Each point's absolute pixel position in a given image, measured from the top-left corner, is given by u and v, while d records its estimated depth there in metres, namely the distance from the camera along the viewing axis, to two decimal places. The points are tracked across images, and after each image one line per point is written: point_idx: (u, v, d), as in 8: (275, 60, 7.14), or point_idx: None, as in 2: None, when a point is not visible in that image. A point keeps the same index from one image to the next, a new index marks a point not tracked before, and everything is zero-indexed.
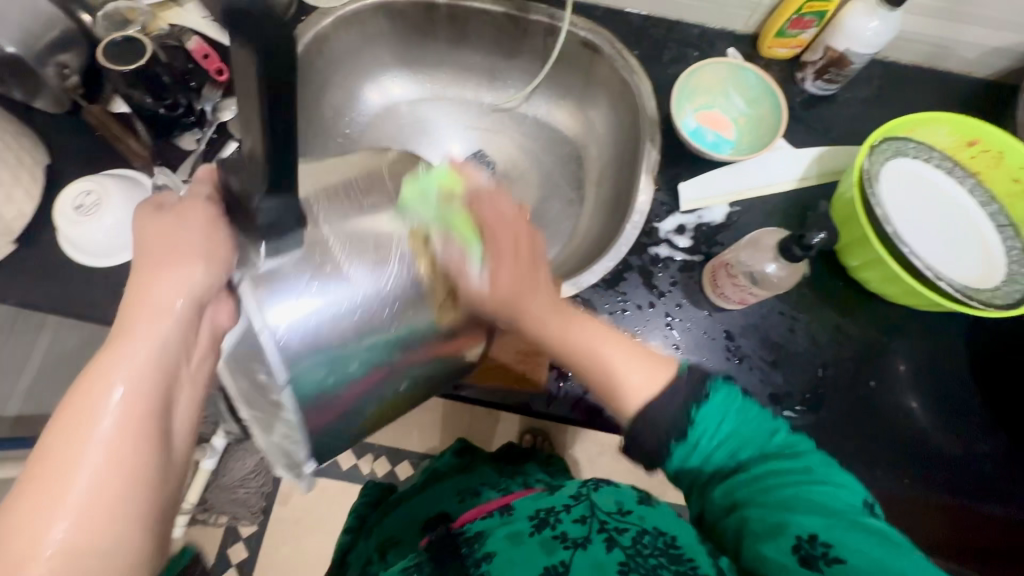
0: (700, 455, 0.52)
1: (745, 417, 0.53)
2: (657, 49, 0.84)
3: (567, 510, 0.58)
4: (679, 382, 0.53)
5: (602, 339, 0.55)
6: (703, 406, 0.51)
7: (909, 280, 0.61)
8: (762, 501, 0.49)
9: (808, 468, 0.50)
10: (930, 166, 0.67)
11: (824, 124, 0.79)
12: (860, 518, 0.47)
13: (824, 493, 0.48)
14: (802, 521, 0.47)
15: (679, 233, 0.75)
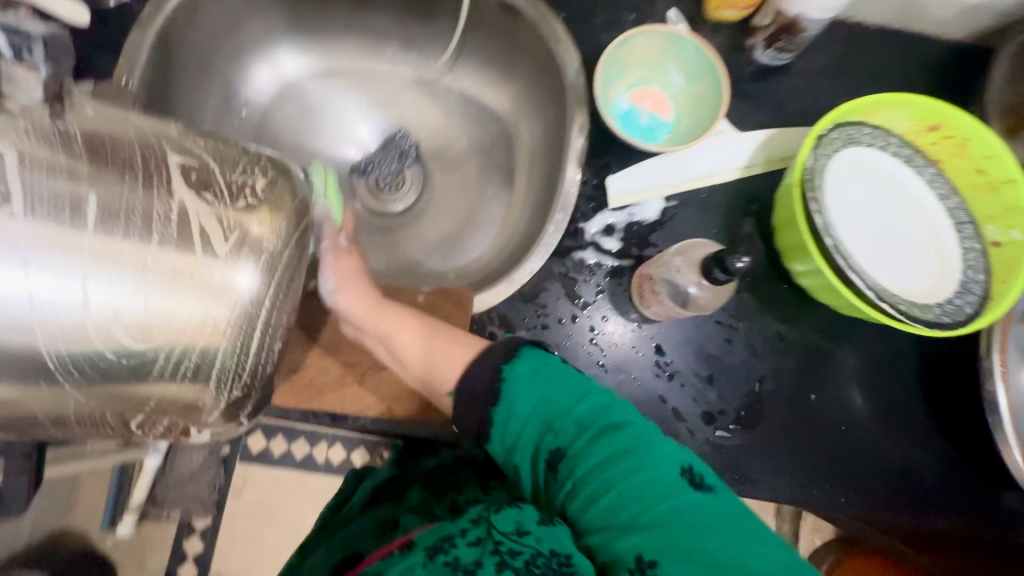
0: (515, 427, 0.52)
1: (543, 380, 0.53)
2: (587, 11, 0.71)
3: (462, 534, 0.48)
4: (474, 372, 0.55)
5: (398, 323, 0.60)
6: (510, 366, 0.54)
7: (849, 297, 0.53)
8: (585, 473, 0.48)
9: (606, 415, 0.51)
10: (886, 155, 0.59)
11: (776, 100, 0.69)
12: (665, 505, 0.45)
13: (640, 466, 0.47)
14: (624, 502, 0.46)
15: (607, 235, 0.66)
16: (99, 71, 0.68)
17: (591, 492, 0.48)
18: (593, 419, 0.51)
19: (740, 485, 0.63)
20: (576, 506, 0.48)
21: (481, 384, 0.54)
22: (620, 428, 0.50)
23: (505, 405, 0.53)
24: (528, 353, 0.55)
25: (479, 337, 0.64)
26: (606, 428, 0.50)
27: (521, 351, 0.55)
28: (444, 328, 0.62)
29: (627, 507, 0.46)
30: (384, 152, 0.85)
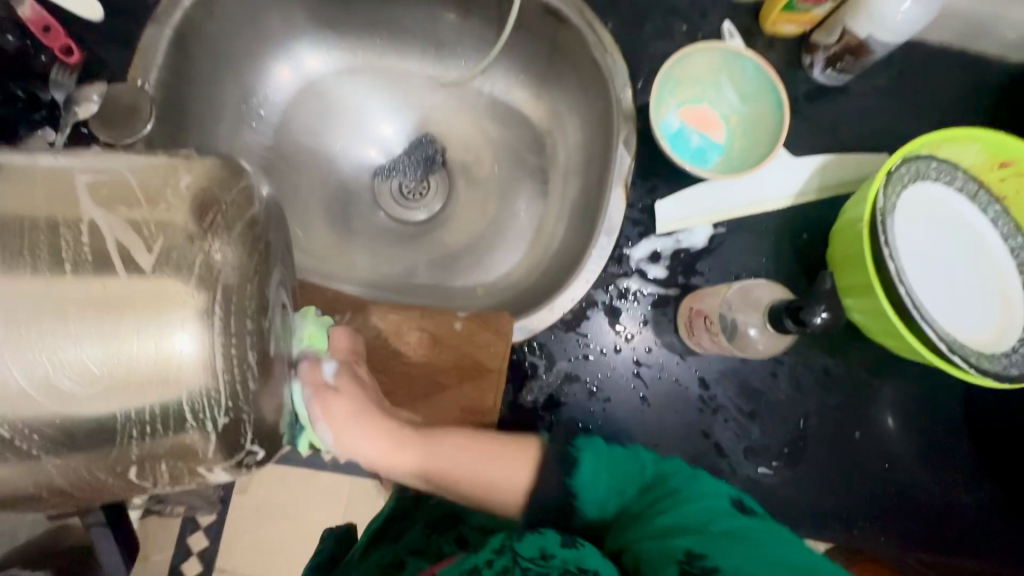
0: (589, 495, 0.53)
1: (619, 451, 0.55)
2: (636, 18, 0.67)
3: (488, 564, 0.45)
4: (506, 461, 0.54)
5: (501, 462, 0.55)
6: (579, 447, 0.54)
7: (916, 345, 0.51)
8: (643, 510, 0.50)
9: (671, 465, 0.53)
10: (953, 192, 0.56)
11: (833, 123, 0.66)
12: (716, 520, 0.46)
13: (690, 485, 0.50)
14: (685, 522, 0.47)
15: (652, 261, 0.63)
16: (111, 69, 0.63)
17: (649, 497, 0.51)
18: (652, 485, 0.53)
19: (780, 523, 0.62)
20: (640, 535, 0.48)
21: (552, 481, 0.53)
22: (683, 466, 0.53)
23: (578, 459, 0.53)
24: (587, 442, 0.55)
25: (518, 366, 0.61)
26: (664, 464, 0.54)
27: (579, 444, 0.54)
28: (482, 357, 0.60)
29: (679, 511, 0.48)
30: (407, 159, 0.81)
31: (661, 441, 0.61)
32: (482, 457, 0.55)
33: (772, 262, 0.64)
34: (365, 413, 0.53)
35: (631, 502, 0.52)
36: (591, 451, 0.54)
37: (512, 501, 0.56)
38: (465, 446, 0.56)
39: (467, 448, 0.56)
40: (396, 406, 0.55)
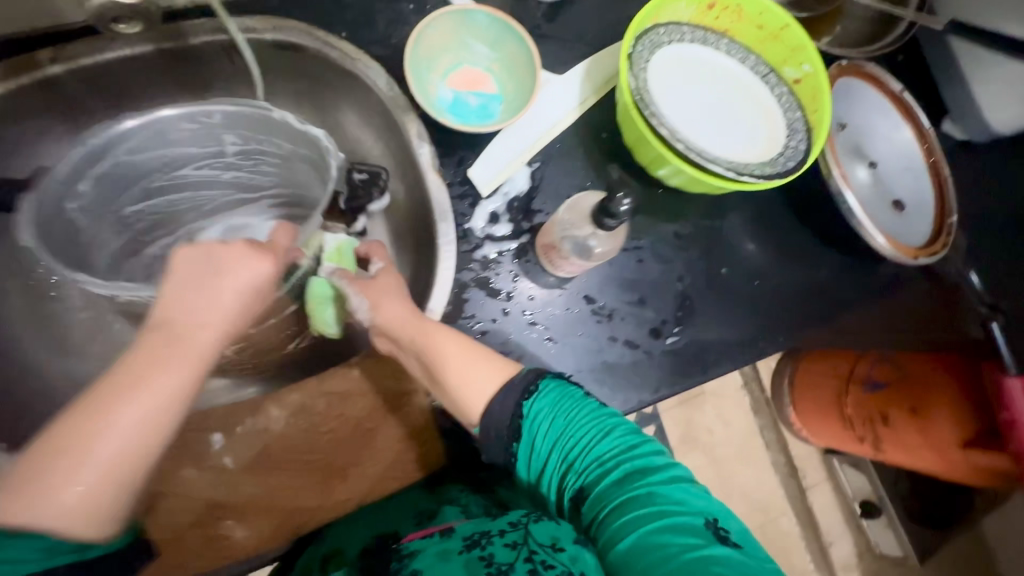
0: (539, 459, 0.51)
1: (573, 412, 0.51)
2: (367, 17, 0.68)
3: (501, 533, 0.54)
4: (516, 382, 0.52)
5: (479, 349, 0.55)
6: (532, 405, 0.51)
7: (718, 182, 0.58)
8: (601, 503, 0.47)
9: (634, 455, 0.49)
10: (689, 46, 0.64)
11: (576, 33, 0.72)
12: (666, 547, 0.42)
13: (642, 486, 0.46)
14: (642, 541, 0.43)
15: (494, 222, 0.66)
16: None
17: (609, 495, 0.47)
18: (619, 458, 0.49)
19: (706, 373, 0.70)
20: (600, 538, 0.46)
21: (505, 411, 0.51)
22: (646, 457, 0.49)
23: (528, 421, 0.51)
24: (548, 386, 0.52)
25: None
26: (622, 450, 0.49)
27: (538, 384, 0.52)
28: (394, 384, 0.61)
29: (636, 527, 0.44)
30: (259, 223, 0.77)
31: (583, 364, 0.66)
32: (474, 352, 0.54)
33: (590, 172, 0.69)
34: (405, 319, 0.55)
35: (582, 477, 0.50)
36: (550, 418, 0.51)
37: (490, 382, 0.53)
38: (462, 338, 0.55)
39: (466, 346, 0.54)
40: (421, 338, 0.54)
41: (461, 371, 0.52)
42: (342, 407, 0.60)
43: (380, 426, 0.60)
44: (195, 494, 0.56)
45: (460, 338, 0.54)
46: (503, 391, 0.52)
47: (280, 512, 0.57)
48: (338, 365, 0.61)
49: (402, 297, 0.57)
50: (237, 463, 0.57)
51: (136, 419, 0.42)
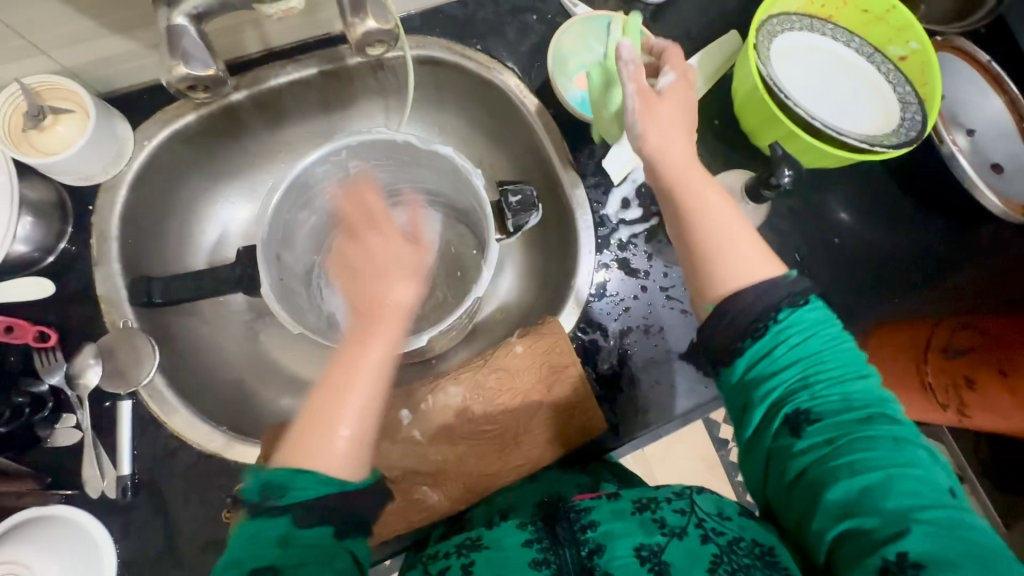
0: (774, 366, 0.49)
1: (810, 330, 0.50)
2: (496, 30, 0.74)
3: (667, 498, 0.57)
4: (781, 282, 0.50)
5: (739, 230, 0.54)
6: (785, 325, 0.49)
7: (847, 154, 0.63)
8: (831, 438, 0.47)
9: (864, 392, 0.49)
10: (800, 35, 0.70)
11: (682, 28, 0.78)
12: (912, 498, 0.44)
13: (883, 433, 0.47)
14: (889, 484, 0.45)
15: (626, 208, 0.72)
16: (84, 328, 0.61)
17: (840, 435, 0.47)
18: (860, 398, 0.48)
19: None
20: (820, 469, 0.47)
21: (755, 308, 0.49)
22: (874, 395, 0.49)
23: (777, 339, 0.49)
24: (814, 307, 0.50)
25: (582, 348, 0.69)
26: (847, 380, 0.49)
27: (795, 309, 0.50)
28: (554, 359, 0.66)
29: (882, 473, 0.45)
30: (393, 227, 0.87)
31: None
32: (748, 242, 0.53)
33: (709, 156, 0.75)
34: (681, 157, 0.56)
35: (812, 402, 0.48)
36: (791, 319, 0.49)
37: (743, 272, 0.51)
38: (726, 196, 0.56)
39: (731, 222, 0.54)
40: (678, 196, 0.55)
41: (730, 258, 0.52)
42: (511, 381, 0.66)
43: (545, 398, 0.66)
44: (393, 462, 0.62)
45: (718, 206, 0.54)
46: (761, 286, 0.50)
47: (465, 479, 0.64)
48: (501, 345, 0.68)
49: (677, 134, 0.58)
50: (425, 434, 0.64)
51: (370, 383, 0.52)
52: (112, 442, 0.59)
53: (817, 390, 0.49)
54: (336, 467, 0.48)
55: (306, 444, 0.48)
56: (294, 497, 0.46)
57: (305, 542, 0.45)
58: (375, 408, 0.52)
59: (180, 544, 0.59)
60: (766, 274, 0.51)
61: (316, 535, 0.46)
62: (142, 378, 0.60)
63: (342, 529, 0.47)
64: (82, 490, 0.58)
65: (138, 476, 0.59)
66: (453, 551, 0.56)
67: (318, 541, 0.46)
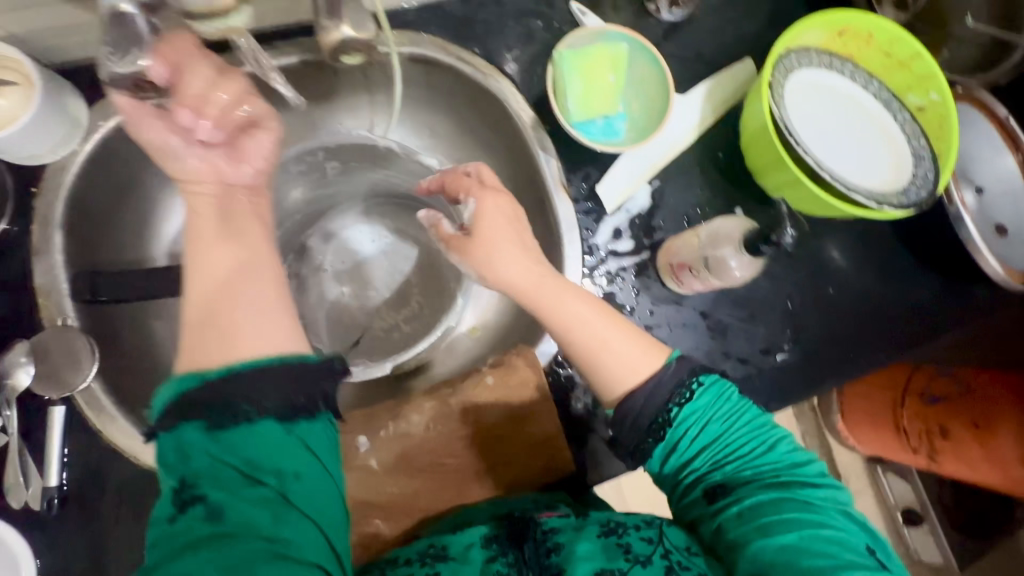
0: (680, 458, 0.53)
1: (718, 405, 0.54)
2: (496, 34, 0.69)
3: (636, 525, 0.53)
4: (664, 376, 0.53)
5: (620, 332, 0.55)
6: (685, 407, 0.53)
7: (852, 211, 0.59)
8: (742, 503, 0.50)
9: (773, 462, 0.52)
10: (815, 75, 0.66)
11: (695, 51, 0.73)
12: (824, 557, 0.45)
13: (793, 495, 0.49)
14: (800, 544, 0.46)
15: (617, 238, 0.69)
16: (19, 321, 0.56)
17: (750, 500, 0.50)
18: (765, 469, 0.52)
19: (811, 389, 0.72)
20: (738, 532, 0.49)
21: (650, 409, 0.53)
22: (784, 462, 0.52)
23: (678, 426, 0.53)
24: (709, 383, 0.54)
25: (557, 383, 0.66)
26: (757, 453, 0.53)
27: (698, 381, 0.53)
28: (525, 395, 0.63)
29: (792, 532, 0.47)
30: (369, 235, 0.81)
31: None
32: (626, 335, 0.55)
33: (709, 191, 0.71)
34: (527, 277, 0.54)
35: (723, 475, 0.52)
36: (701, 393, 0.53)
37: (632, 372, 0.54)
38: (593, 302, 0.55)
39: (600, 313, 0.55)
40: (546, 294, 0.54)
41: (616, 361, 0.54)
42: (478, 412, 0.62)
43: (513, 432, 0.62)
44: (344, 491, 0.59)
45: (594, 303, 0.55)
46: (649, 385, 0.53)
47: (421, 514, 0.60)
48: (471, 373, 0.64)
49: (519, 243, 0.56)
50: (382, 464, 0.60)
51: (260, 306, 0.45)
52: (41, 448, 0.55)
53: (728, 462, 0.53)
54: (243, 352, 0.43)
55: (202, 349, 0.43)
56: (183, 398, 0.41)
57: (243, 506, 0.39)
58: (276, 307, 0.47)
59: (109, 562, 0.55)
60: (653, 367, 0.54)
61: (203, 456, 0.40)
62: (77, 383, 0.55)
63: (260, 470, 0.41)
64: (4, 498, 0.54)
65: (68, 486, 0.55)
66: (417, 559, 0.52)
67: (246, 502, 0.39)
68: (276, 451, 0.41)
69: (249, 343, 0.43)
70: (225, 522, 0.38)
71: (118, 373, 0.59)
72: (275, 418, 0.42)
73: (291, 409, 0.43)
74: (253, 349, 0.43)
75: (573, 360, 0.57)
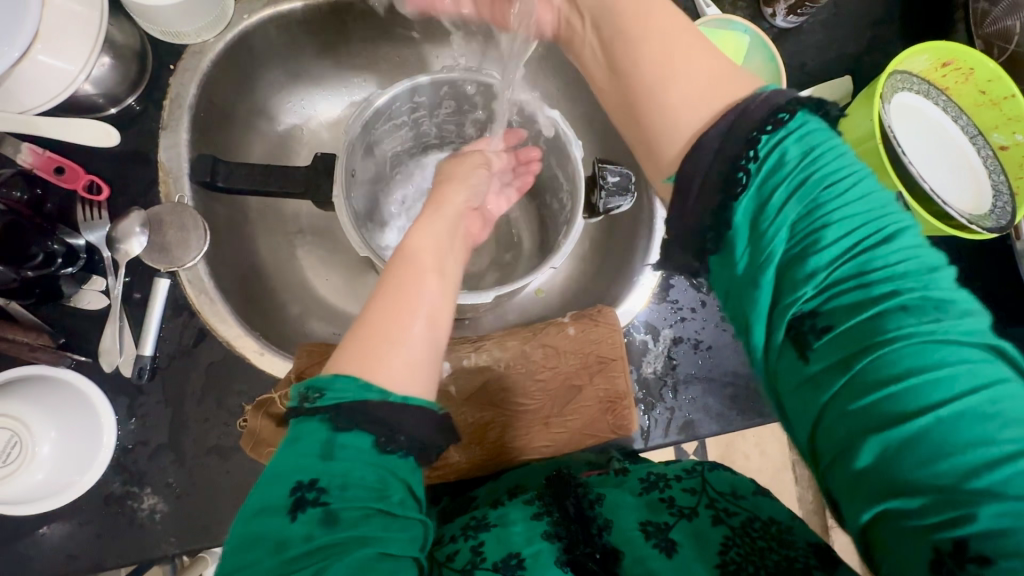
0: (763, 249, 0.38)
1: (819, 158, 0.38)
2: None
3: (677, 477, 0.53)
4: (749, 108, 0.40)
5: (699, 48, 0.44)
6: (767, 177, 0.38)
7: (940, 225, 0.64)
8: (850, 362, 0.34)
9: (892, 263, 0.35)
10: (914, 97, 0.70)
11: (799, 61, 0.77)
12: (977, 452, 0.31)
13: (917, 334, 0.33)
14: (941, 432, 0.32)
15: None
16: (136, 193, 0.57)
17: (861, 356, 0.34)
18: (871, 251, 0.36)
19: None
20: (836, 423, 0.34)
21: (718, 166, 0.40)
22: (909, 262, 0.35)
23: (762, 187, 0.38)
24: (796, 132, 0.38)
25: (631, 346, 0.68)
26: (871, 243, 0.36)
27: (784, 121, 0.39)
28: (602, 350, 0.65)
29: (929, 416, 0.32)
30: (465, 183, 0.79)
31: None
32: (705, 71, 0.43)
33: None
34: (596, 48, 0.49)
35: (820, 294, 0.36)
36: (790, 137, 0.38)
37: (717, 99, 0.42)
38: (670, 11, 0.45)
39: (678, 33, 0.44)
40: (632, 28, 0.45)
41: (683, 83, 0.43)
42: (556, 358, 0.65)
43: (585, 385, 0.64)
44: None
45: (674, 35, 0.44)
46: (727, 117, 0.40)
47: (488, 447, 0.62)
48: (553, 322, 0.66)
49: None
50: (460, 392, 0.62)
51: (415, 343, 0.44)
52: (139, 319, 0.55)
53: (818, 221, 0.37)
54: (385, 380, 0.41)
55: (357, 347, 0.42)
56: (333, 398, 0.39)
57: (353, 510, 0.35)
58: (421, 360, 0.44)
59: (186, 440, 0.55)
60: (729, 105, 0.41)
61: (341, 461, 0.37)
62: (186, 260, 0.56)
63: (383, 491, 0.37)
64: (95, 360, 0.54)
65: (157, 360, 0.55)
66: (461, 533, 0.51)
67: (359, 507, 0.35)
68: (389, 472, 0.38)
69: (395, 376, 0.42)
70: (343, 529, 0.35)
71: (220, 262, 0.59)
72: (404, 449, 0.39)
73: (416, 447, 0.40)
74: (391, 382, 0.41)
75: (636, 91, 0.45)
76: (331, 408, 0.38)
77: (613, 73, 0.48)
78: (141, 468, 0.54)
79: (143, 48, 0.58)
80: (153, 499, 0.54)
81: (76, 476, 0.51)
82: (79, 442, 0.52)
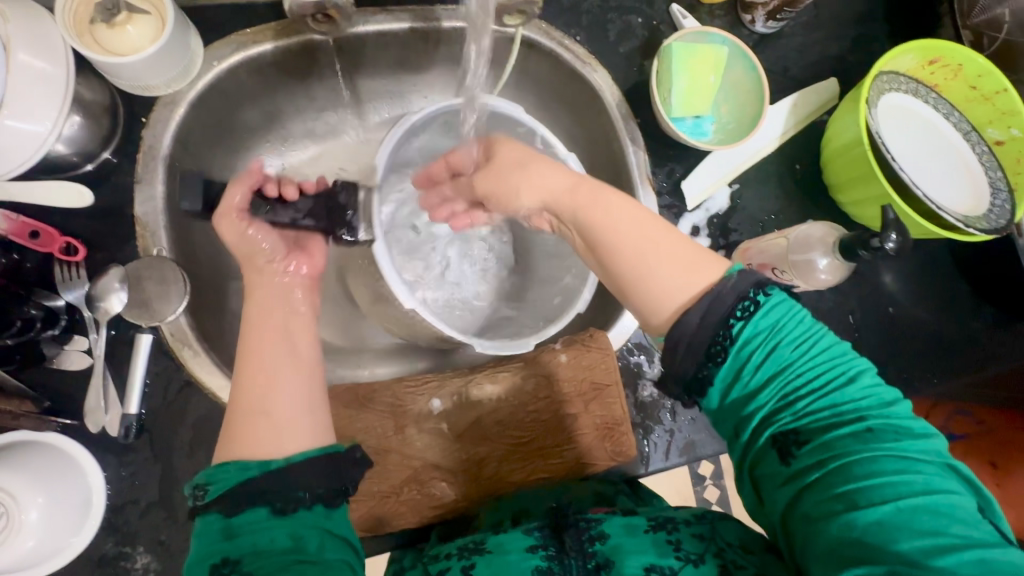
0: (746, 386, 0.43)
1: (789, 325, 0.42)
2: (598, 26, 0.71)
3: (687, 520, 0.51)
4: (720, 287, 0.43)
5: (659, 228, 0.47)
6: (756, 328, 0.42)
7: (937, 228, 0.62)
8: (825, 462, 0.40)
9: (859, 397, 0.41)
10: (903, 97, 0.68)
11: (782, 65, 0.75)
12: (932, 539, 0.36)
13: (881, 448, 0.39)
14: (901, 521, 0.37)
15: (694, 236, 0.70)
16: (114, 248, 0.57)
17: (835, 459, 0.40)
18: (843, 390, 0.42)
19: None
20: (811, 510, 0.39)
21: (704, 331, 0.42)
22: (872, 397, 0.42)
23: (742, 349, 0.42)
24: (777, 302, 0.42)
25: (626, 368, 0.67)
26: (840, 383, 0.42)
27: (766, 293, 0.42)
28: (595, 376, 0.64)
29: (890, 507, 0.37)
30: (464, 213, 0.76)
31: None
32: (670, 257, 0.45)
33: (785, 200, 0.72)
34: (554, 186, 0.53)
35: (798, 420, 0.42)
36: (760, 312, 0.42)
37: (686, 287, 0.44)
38: (634, 201, 0.49)
39: (643, 224, 0.47)
40: (594, 208, 0.50)
41: (657, 260, 0.45)
42: (548, 387, 0.63)
43: (581, 412, 0.63)
44: (415, 452, 0.60)
45: (637, 216, 0.48)
46: (702, 302, 0.43)
47: (483, 482, 0.61)
48: (544, 348, 0.65)
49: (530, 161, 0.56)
50: (452, 429, 0.61)
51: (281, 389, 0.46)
52: (123, 376, 0.55)
53: (793, 365, 0.42)
54: (256, 442, 0.43)
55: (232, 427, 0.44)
56: (219, 489, 0.40)
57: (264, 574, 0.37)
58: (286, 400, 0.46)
59: (178, 496, 0.54)
60: (707, 282, 0.44)
61: (249, 538, 0.38)
62: (167, 314, 0.55)
63: (297, 548, 0.39)
64: (82, 420, 0.54)
65: (144, 417, 0.55)
66: (455, 552, 0.53)
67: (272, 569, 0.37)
68: (296, 527, 0.39)
69: (266, 438, 0.43)
70: None
71: (203, 312, 0.59)
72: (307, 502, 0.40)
73: (327, 493, 0.41)
74: (274, 447, 0.43)
75: (619, 278, 0.48)
76: (222, 495, 0.39)
77: (594, 252, 0.50)
78: (134, 526, 0.53)
79: (114, 103, 0.58)
80: (148, 557, 0.53)
81: (71, 539, 0.51)
82: (67, 505, 0.51)
